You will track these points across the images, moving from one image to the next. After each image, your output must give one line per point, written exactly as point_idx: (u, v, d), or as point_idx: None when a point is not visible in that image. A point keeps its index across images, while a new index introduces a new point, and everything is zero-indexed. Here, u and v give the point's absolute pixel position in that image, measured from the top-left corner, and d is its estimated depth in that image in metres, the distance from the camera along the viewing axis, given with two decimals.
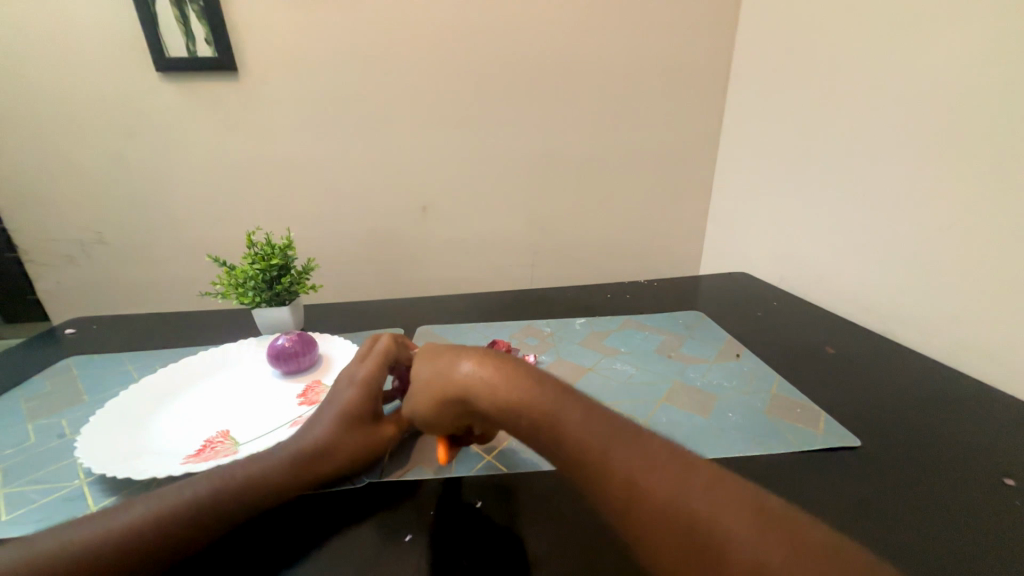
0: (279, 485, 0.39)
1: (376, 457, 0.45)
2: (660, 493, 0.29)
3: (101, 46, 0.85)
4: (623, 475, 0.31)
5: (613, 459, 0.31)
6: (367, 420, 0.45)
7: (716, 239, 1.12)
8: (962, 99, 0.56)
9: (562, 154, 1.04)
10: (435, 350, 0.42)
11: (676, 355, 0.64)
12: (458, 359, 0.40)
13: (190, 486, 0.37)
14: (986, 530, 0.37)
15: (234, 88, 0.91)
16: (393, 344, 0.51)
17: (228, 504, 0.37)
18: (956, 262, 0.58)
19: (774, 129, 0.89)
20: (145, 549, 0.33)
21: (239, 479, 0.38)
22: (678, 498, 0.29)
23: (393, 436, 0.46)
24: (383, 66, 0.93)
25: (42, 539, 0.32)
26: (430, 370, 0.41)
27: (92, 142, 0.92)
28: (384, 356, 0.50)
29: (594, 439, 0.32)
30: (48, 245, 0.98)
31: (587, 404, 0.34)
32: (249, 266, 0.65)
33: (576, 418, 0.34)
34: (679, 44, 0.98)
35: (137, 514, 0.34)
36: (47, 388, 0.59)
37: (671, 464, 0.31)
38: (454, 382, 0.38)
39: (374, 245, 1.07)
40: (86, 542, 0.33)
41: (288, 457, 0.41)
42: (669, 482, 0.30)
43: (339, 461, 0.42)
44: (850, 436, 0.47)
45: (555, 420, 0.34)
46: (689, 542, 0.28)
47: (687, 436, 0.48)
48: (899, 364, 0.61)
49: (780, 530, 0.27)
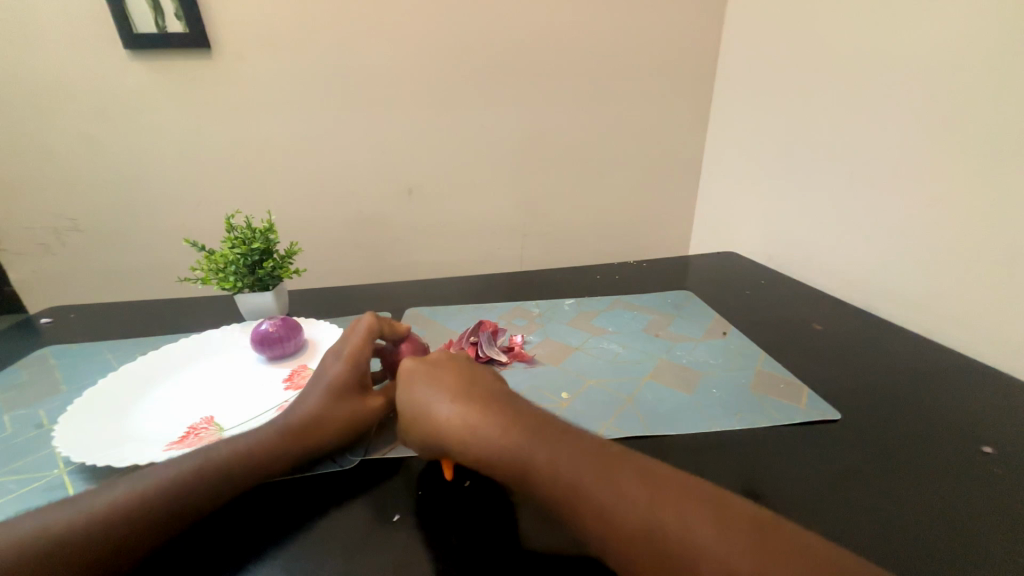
0: (263, 461, 0.39)
1: (362, 432, 0.45)
2: (634, 522, 0.31)
3: (62, 21, 0.81)
4: (598, 509, 0.32)
5: (587, 495, 0.32)
6: (352, 395, 0.45)
7: (705, 219, 1.12)
8: (949, 70, 0.55)
9: (550, 134, 1.02)
10: (409, 384, 0.43)
11: (663, 334, 0.64)
12: (434, 397, 0.40)
13: (174, 464, 0.37)
14: (964, 498, 0.38)
15: (208, 67, 0.87)
16: (376, 321, 0.50)
17: (207, 483, 0.36)
18: (941, 238, 0.58)
19: (764, 106, 0.88)
20: (126, 527, 0.33)
21: (222, 455, 0.38)
22: (651, 525, 0.30)
23: (380, 408, 0.46)
24: (363, 42, 0.89)
25: (28, 520, 0.33)
26: (409, 406, 0.41)
27: (60, 125, 0.88)
28: (367, 333, 0.49)
29: (567, 474, 0.33)
30: (21, 233, 0.95)
31: (556, 440, 0.35)
32: (229, 251, 0.63)
33: (545, 456, 0.34)
34: (668, 19, 0.96)
35: (112, 498, 0.34)
36: (23, 378, 0.57)
37: (642, 490, 0.32)
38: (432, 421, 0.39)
39: (360, 228, 1.05)
40: (68, 521, 0.33)
41: (273, 432, 0.41)
42: (641, 510, 0.31)
43: (324, 434, 0.42)
44: (832, 410, 0.48)
45: (528, 459, 0.35)
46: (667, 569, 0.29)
47: (671, 412, 0.48)
48: (883, 339, 0.62)
49: (752, 547, 0.28)
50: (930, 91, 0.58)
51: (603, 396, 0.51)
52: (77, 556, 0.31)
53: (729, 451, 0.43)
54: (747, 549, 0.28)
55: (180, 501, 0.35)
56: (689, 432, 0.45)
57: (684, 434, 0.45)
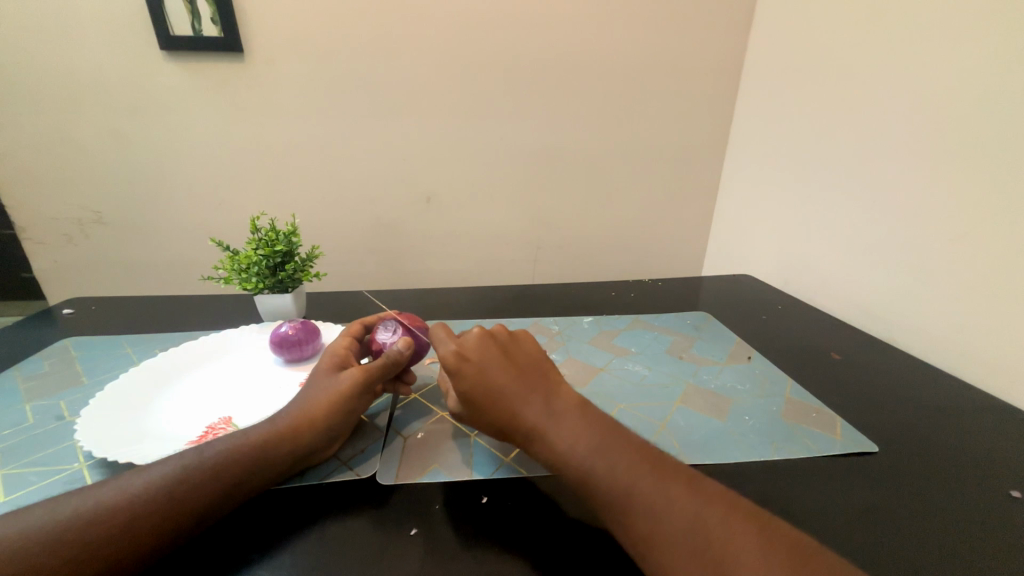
0: (270, 459, 0.39)
1: (339, 405, 0.44)
2: (680, 535, 0.32)
3: (101, 19, 0.83)
4: (651, 506, 0.34)
5: (640, 510, 0.34)
6: (330, 375, 0.47)
7: (720, 240, 1.12)
8: (977, 103, 0.55)
9: (570, 149, 1.04)
10: (475, 387, 0.41)
11: (686, 356, 0.64)
12: (502, 401, 0.41)
13: (177, 459, 0.37)
14: (991, 544, 0.37)
15: (239, 70, 0.89)
16: (360, 325, 0.54)
17: (212, 475, 0.36)
18: (963, 272, 0.58)
19: (784, 131, 0.89)
20: (134, 513, 0.33)
21: (227, 448, 0.39)
22: (696, 531, 0.32)
23: (355, 382, 0.45)
24: (391, 52, 0.91)
25: (35, 509, 0.33)
26: (472, 388, 0.41)
27: (92, 119, 0.90)
28: (350, 332, 0.53)
29: (625, 493, 0.35)
30: (47, 224, 0.97)
31: (620, 455, 0.37)
32: (253, 252, 0.64)
33: (613, 466, 0.36)
34: (691, 44, 0.97)
35: (124, 486, 0.35)
36: (45, 368, 0.58)
37: (691, 511, 0.33)
38: (507, 420, 0.40)
39: (377, 233, 1.06)
40: (74, 511, 0.33)
41: (276, 425, 0.42)
42: (687, 517, 0.33)
43: (330, 418, 0.44)
44: (868, 443, 0.47)
45: (594, 466, 0.36)
46: (702, 569, 0.31)
47: (704, 439, 0.48)
48: (901, 371, 0.61)
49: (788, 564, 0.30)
50: (959, 123, 0.57)
51: (635, 420, 0.50)
52: (82, 538, 0.32)
53: (752, 481, 0.42)
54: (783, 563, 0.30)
55: (187, 486, 0.35)
56: (727, 461, 0.45)
57: (720, 463, 0.44)
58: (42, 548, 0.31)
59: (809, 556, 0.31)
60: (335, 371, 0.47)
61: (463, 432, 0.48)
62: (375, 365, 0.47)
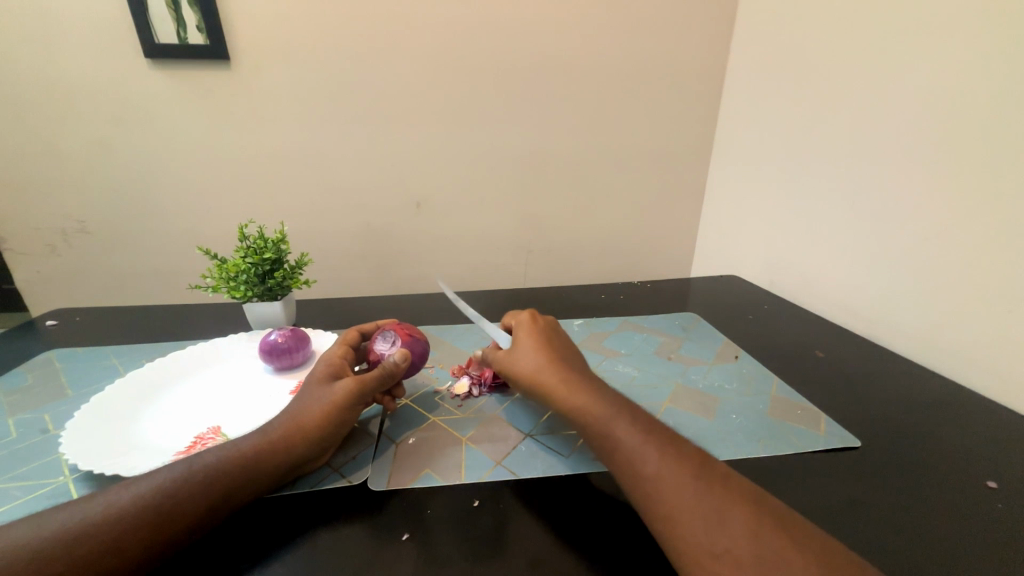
0: (260, 469, 0.39)
1: (333, 417, 0.44)
2: (681, 482, 0.35)
3: (85, 27, 0.82)
4: (637, 475, 0.37)
5: (647, 459, 0.37)
6: (327, 383, 0.46)
7: (708, 242, 1.14)
8: (947, 108, 0.58)
9: (558, 153, 1.05)
10: (527, 342, 0.51)
11: (675, 357, 0.65)
12: (546, 356, 0.49)
13: (165, 472, 0.37)
14: (967, 532, 0.38)
15: (225, 77, 0.89)
16: (356, 334, 0.54)
17: (204, 484, 0.36)
18: (941, 270, 0.60)
19: (767, 134, 0.91)
20: (123, 525, 0.33)
21: (218, 458, 0.38)
22: (696, 483, 0.35)
23: (350, 393, 0.45)
24: (379, 59, 0.92)
25: (18, 527, 0.32)
26: (525, 343, 0.51)
27: (74, 128, 0.89)
28: (347, 339, 0.53)
29: (635, 442, 0.39)
30: (28, 234, 0.95)
31: (635, 416, 0.41)
32: (241, 260, 0.64)
33: (627, 421, 0.41)
34: (674, 51, 0.99)
35: (111, 501, 0.34)
36: (29, 381, 0.57)
37: (691, 467, 0.36)
38: (542, 370, 0.47)
39: (367, 239, 1.06)
40: (60, 527, 0.32)
41: (268, 437, 0.41)
42: (687, 469, 0.36)
43: (323, 429, 0.43)
44: (850, 437, 0.48)
45: (611, 415, 0.41)
46: (700, 508, 0.34)
47: (693, 438, 0.48)
48: (883, 367, 0.63)
49: (774, 520, 0.33)
50: (933, 127, 0.59)
51: None
52: (70, 553, 0.31)
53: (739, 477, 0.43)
54: (770, 518, 0.33)
55: (179, 498, 0.35)
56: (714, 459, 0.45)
57: None
58: (28, 565, 0.30)
59: (789, 517, 0.34)
60: (329, 381, 0.47)
61: (454, 438, 0.49)
62: (371, 376, 0.46)
